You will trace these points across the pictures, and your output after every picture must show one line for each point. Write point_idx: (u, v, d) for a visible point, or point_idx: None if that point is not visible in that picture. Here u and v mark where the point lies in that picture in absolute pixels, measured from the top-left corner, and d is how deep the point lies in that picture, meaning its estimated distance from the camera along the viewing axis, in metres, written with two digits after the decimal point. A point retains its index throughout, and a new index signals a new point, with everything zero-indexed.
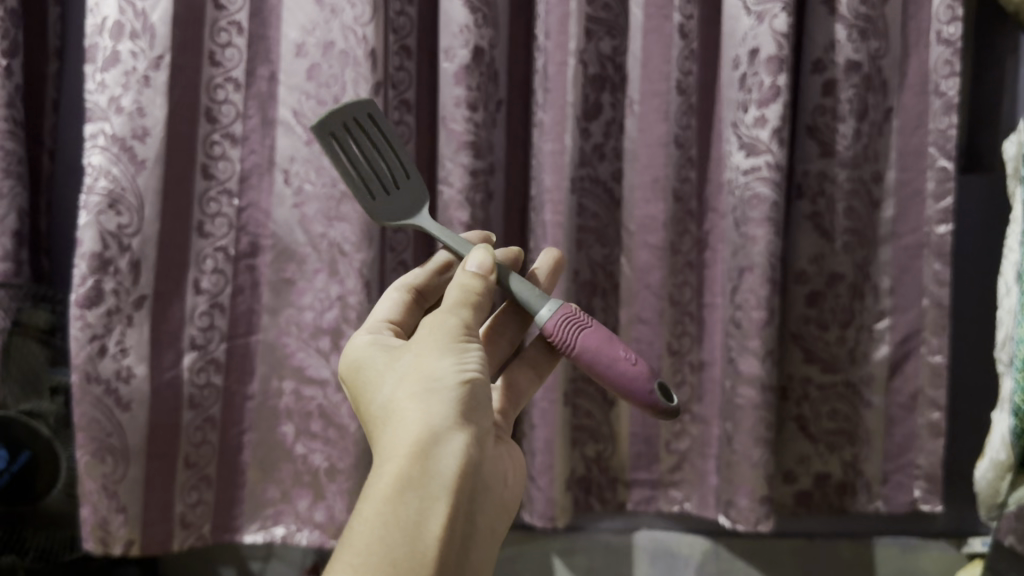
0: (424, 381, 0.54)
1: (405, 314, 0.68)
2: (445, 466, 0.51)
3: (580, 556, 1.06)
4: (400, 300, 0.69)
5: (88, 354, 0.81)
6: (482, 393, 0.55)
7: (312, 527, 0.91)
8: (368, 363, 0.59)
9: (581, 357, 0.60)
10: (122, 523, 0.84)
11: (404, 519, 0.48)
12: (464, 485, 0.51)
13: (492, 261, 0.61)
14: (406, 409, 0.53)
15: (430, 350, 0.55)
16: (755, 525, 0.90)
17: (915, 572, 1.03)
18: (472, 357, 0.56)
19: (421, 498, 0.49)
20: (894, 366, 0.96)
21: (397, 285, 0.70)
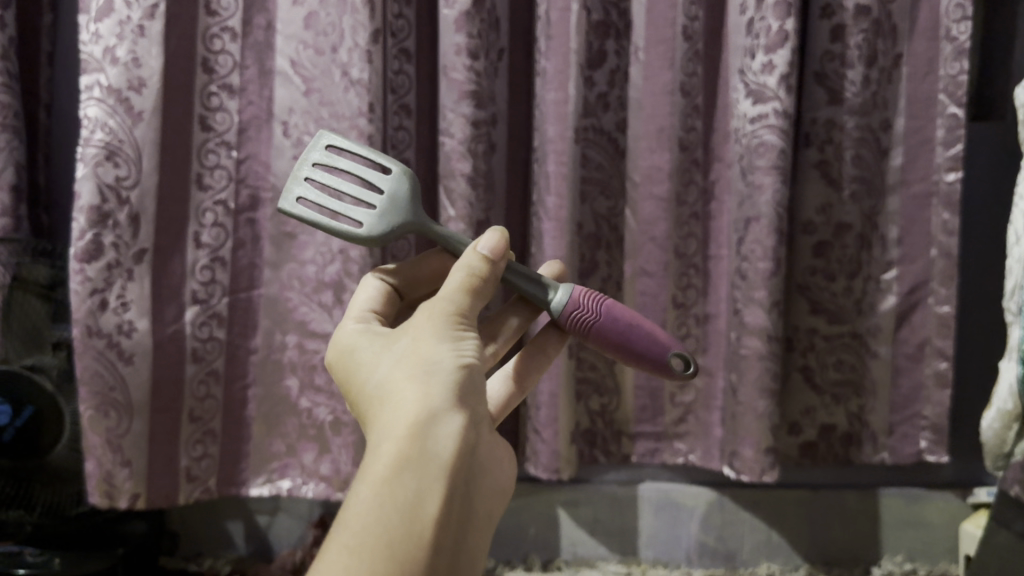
0: (421, 364, 0.50)
1: (384, 304, 0.64)
2: (442, 448, 0.47)
3: (584, 508, 1.06)
4: (382, 291, 0.64)
5: (89, 308, 0.81)
6: (479, 380, 0.52)
7: (318, 479, 0.91)
8: (361, 345, 0.56)
9: (614, 310, 0.60)
10: (128, 477, 0.84)
11: (400, 500, 0.43)
12: (461, 470, 0.47)
13: (502, 240, 0.57)
14: (402, 391, 0.49)
15: (428, 333, 0.52)
16: (761, 475, 0.90)
17: (920, 521, 1.03)
18: (471, 343, 0.53)
19: (419, 479, 0.45)
20: (902, 317, 0.95)
21: (378, 276, 0.65)
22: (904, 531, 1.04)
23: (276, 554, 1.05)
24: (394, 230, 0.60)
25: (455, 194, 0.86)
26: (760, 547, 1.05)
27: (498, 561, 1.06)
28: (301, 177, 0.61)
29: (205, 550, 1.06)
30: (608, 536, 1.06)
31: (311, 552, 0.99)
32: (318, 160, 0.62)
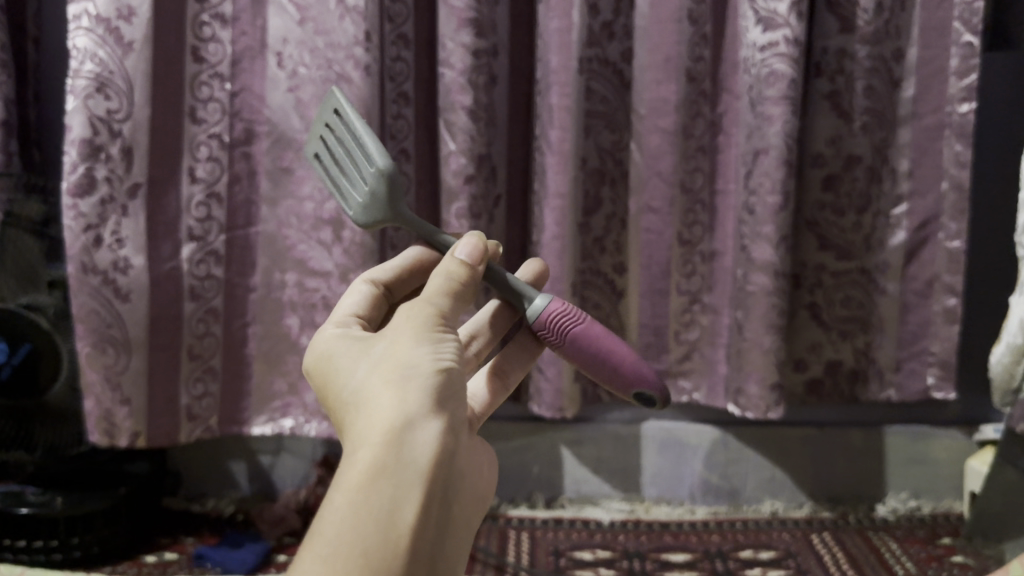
0: (395, 367, 0.45)
1: (371, 309, 0.58)
2: (420, 458, 0.43)
3: (587, 448, 1.06)
4: (369, 294, 0.58)
5: (84, 245, 0.79)
6: (458, 383, 0.47)
7: (320, 418, 0.90)
8: (336, 345, 0.51)
9: (580, 342, 0.53)
10: (127, 415, 0.83)
11: (373, 515, 0.40)
12: (438, 479, 0.43)
13: (482, 247, 0.52)
14: (375, 398, 0.44)
15: (405, 333, 0.47)
16: (765, 412, 0.89)
17: (924, 458, 1.03)
18: (450, 343, 0.47)
19: (393, 490, 0.41)
20: (911, 253, 0.93)
21: (367, 277, 0.59)
22: (909, 468, 1.03)
23: (280, 494, 1.05)
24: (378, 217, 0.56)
25: (456, 126, 0.83)
26: (764, 484, 1.05)
27: (501, 499, 1.07)
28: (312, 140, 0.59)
29: (208, 490, 1.06)
30: (611, 474, 1.06)
31: (315, 491, 0.99)
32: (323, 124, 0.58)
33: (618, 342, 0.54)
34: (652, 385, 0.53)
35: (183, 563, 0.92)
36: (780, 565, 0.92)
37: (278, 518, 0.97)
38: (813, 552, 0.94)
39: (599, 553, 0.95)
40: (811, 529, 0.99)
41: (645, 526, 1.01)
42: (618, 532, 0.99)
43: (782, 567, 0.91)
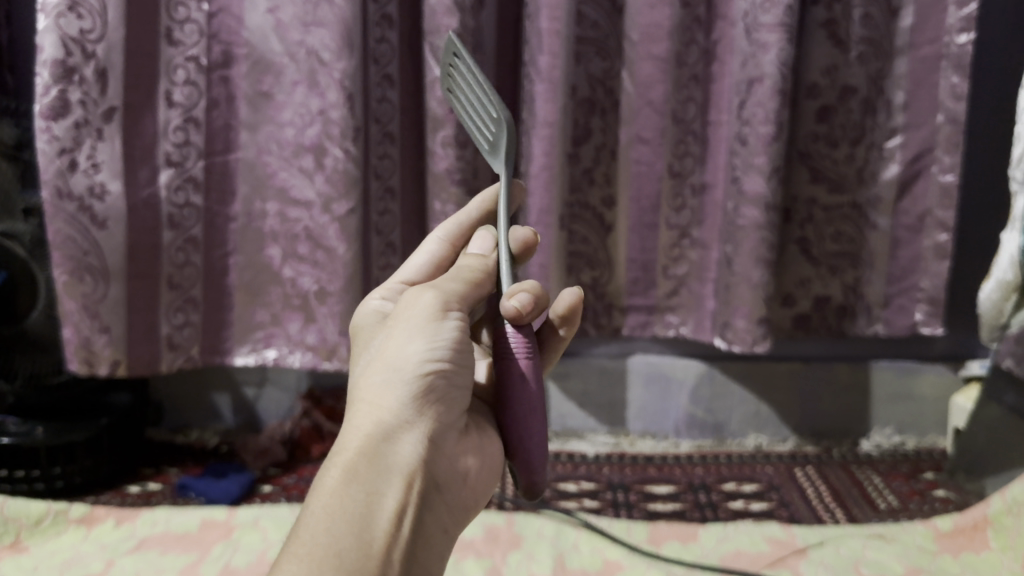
0: (387, 361, 0.47)
1: (438, 265, 0.61)
2: (399, 458, 0.45)
3: (573, 381, 1.06)
4: (436, 252, 0.62)
5: (58, 169, 0.77)
6: (454, 374, 0.48)
7: (304, 350, 0.88)
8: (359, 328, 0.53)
9: None
10: (106, 344, 0.82)
11: (347, 512, 0.43)
12: (416, 475, 0.46)
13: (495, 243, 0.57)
14: (366, 394, 0.47)
15: (403, 327, 0.48)
16: (752, 346, 0.89)
17: (910, 394, 1.03)
18: (450, 331, 0.47)
19: (368, 489, 0.44)
20: (904, 187, 0.91)
21: (438, 236, 0.62)
22: (895, 403, 1.04)
23: (265, 425, 1.05)
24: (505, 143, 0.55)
25: (441, 51, 0.81)
26: (749, 418, 1.05)
27: None
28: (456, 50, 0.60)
29: (191, 422, 1.06)
30: (597, 408, 1.06)
31: (299, 423, 0.98)
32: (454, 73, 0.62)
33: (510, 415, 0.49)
34: None
35: (166, 493, 0.92)
36: (763, 497, 0.92)
37: (263, 449, 0.97)
38: (796, 485, 0.95)
39: (583, 485, 0.95)
40: (795, 463, 1.00)
41: (629, 458, 1.01)
42: (602, 464, 1.00)
43: (764, 500, 0.92)
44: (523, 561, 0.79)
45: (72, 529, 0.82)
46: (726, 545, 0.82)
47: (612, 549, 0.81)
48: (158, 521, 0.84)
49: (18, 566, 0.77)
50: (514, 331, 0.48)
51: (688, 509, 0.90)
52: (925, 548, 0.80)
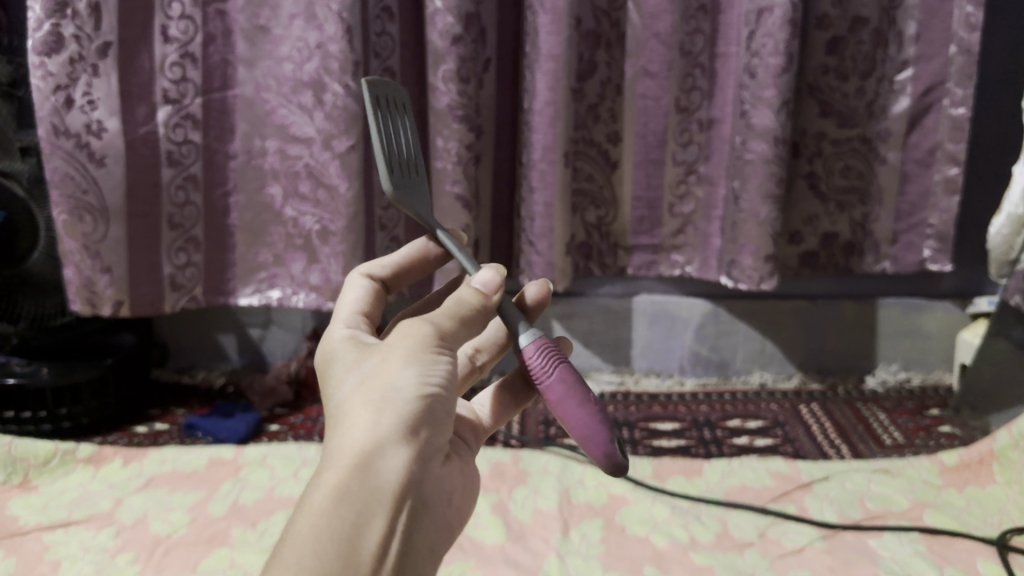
0: (376, 387, 0.40)
1: (374, 303, 0.50)
2: (385, 486, 0.38)
3: (577, 321, 1.05)
4: (371, 291, 0.50)
5: (54, 107, 0.76)
6: (442, 409, 0.42)
7: (308, 290, 0.88)
8: (338, 350, 0.44)
9: (547, 390, 0.44)
10: (109, 284, 0.82)
11: (338, 535, 0.35)
12: (402, 508, 0.39)
13: (502, 276, 0.47)
14: (349, 418, 0.39)
15: (396, 352, 0.41)
16: (759, 284, 0.88)
17: (915, 331, 1.03)
18: (443, 364, 0.42)
19: (355, 518, 0.36)
20: (914, 121, 0.90)
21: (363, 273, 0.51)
22: (900, 340, 1.04)
23: (271, 366, 1.05)
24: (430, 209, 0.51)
25: None
26: (754, 356, 1.05)
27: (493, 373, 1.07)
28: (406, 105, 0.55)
29: (197, 363, 1.06)
30: (602, 347, 1.06)
31: (305, 363, 0.99)
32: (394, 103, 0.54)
33: (570, 408, 0.43)
34: (598, 436, 0.42)
35: (173, 433, 0.92)
36: (768, 434, 0.93)
37: (270, 390, 0.98)
38: (801, 421, 0.95)
39: None
40: (800, 400, 1.00)
41: (634, 397, 1.01)
42: (607, 403, 1.00)
43: (769, 436, 0.92)
44: (529, 498, 0.79)
45: (79, 469, 0.82)
46: (731, 480, 0.83)
47: (618, 484, 0.81)
48: (166, 461, 0.84)
49: (28, 505, 0.77)
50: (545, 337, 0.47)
51: (693, 445, 0.91)
52: (930, 482, 0.81)
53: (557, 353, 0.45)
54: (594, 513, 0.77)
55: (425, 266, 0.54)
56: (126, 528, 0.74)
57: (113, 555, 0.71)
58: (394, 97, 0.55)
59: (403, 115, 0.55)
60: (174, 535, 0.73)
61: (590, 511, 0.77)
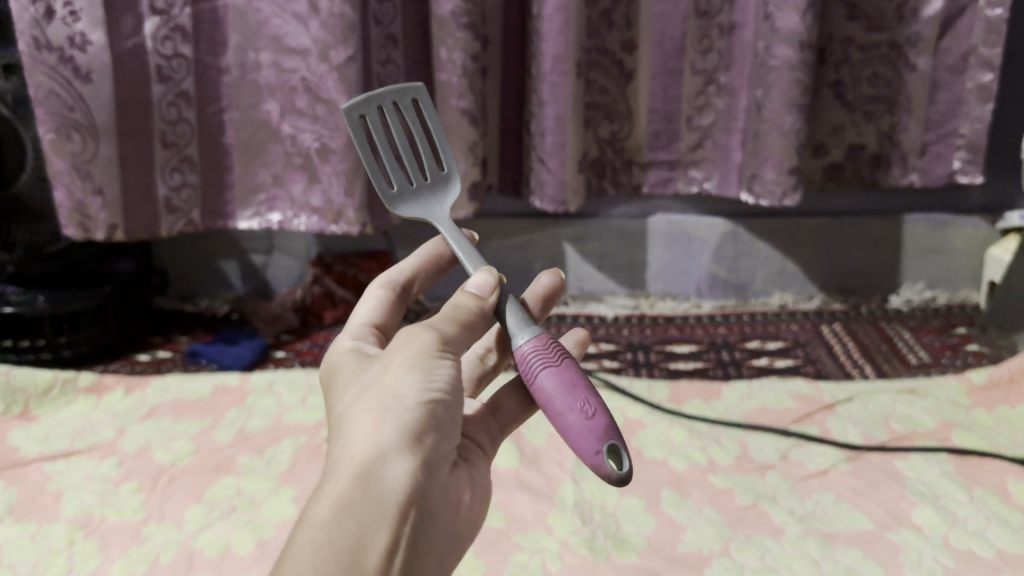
0: (376, 394, 0.37)
1: (389, 314, 0.47)
2: (391, 497, 0.34)
3: (591, 244, 1.01)
4: (386, 300, 0.47)
5: (34, 18, 0.72)
6: (446, 418, 0.38)
7: (309, 213, 0.84)
8: (341, 362, 0.41)
9: (539, 398, 0.40)
10: (102, 207, 0.79)
11: (341, 549, 0.31)
12: (408, 519, 0.35)
13: (497, 280, 0.44)
14: (349, 429, 0.36)
15: (395, 360, 0.38)
16: (781, 199, 0.84)
17: (942, 248, 0.99)
18: (445, 369, 0.39)
19: (359, 531, 0.32)
20: (946, 24, 0.84)
21: (381, 281, 0.48)
22: (926, 257, 1.00)
23: (276, 294, 1.02)
24: (439, 203, 0.51)
25: None
26: (774, 277, 1.02)
27: None
28: (411, 94, 0.51)
29: (200, 291, 1.03)
30: (616, 270, 1.02)
31: (310, 290, 0.96)
32: (391, 104, 0.51)
33: (560, 416, 0.39)
34: (586, 449, 0.37)
35: (177, 361, 0.90)
36: (788, 355, 0.90)
37: (274, 316, 0.96)
38: (823, 342, 0.92)
39: (602, 346, 0.93)
40: (821, 321, 0.96)
41: (650, 321, 0.98)
42: (622, 326, 0.97)
43: (790, 357, 0.89)
44: (543, 422, 0.76)
45: (81, 398, 0.80)
46: (752, 402, 0.80)
47: (634, 408, 0.78)
48: (169, 389, 0.82)
49: (28, 435, 0.75)
50: (539, 335, 0.42)
51: (711, 368, 0.88)
52: (958, 402, 0.78)
53: (552, 353, 0.41)
54: None
55: (443, 266, 0.51)
56: (129, 458, 0.72)
57: (116, 484, 0.69)
58: (392, 96, 0.51)
59: (409, 112, 0.51)
60: (179, 465, 0.71)
61: None
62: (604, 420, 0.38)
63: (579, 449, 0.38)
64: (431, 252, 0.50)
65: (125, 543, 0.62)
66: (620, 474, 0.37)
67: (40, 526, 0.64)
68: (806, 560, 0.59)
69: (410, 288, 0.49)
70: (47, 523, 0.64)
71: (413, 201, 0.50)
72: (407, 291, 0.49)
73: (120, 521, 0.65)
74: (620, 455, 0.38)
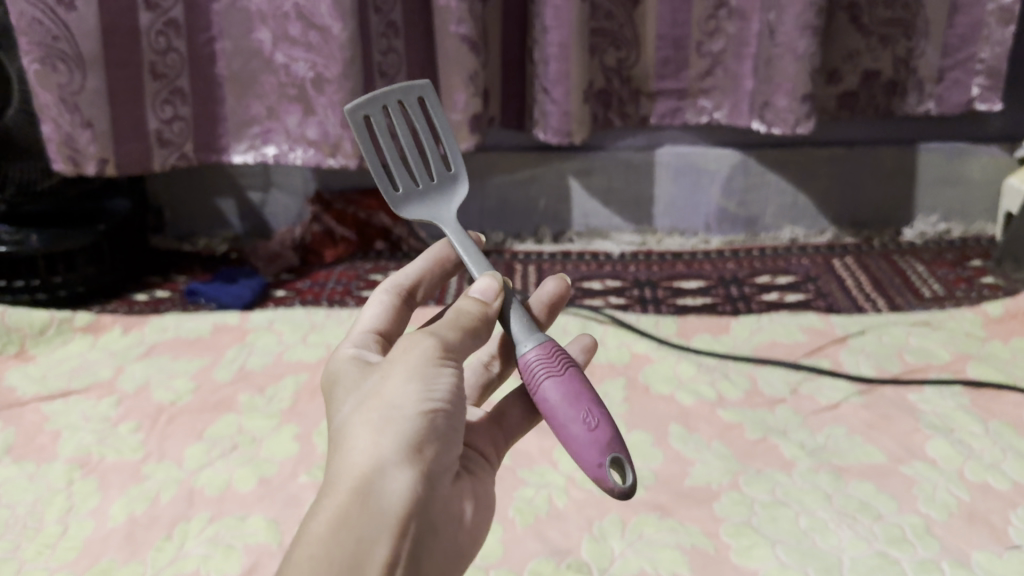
0: (375, 405, 0.35)
1: (394, 322, 0.45)
2: (386, 517, 0.32)
3: (596, 178, 0.99)
4: (391, 306, 0.45)
5: None
6: (448, 428, 0.36)
7: (305, 146, 0.82)
8: (342, 369, 0.39)
9: (542, 408, 0.38)
10: (91, 140, 0.76)
11: None
12: (406, 534, 0.33)
13: (499, 284, 0.40)
14: (347, 441, 0.34)
15: (395, 365, 0.36)
16: (794, 128, 0.81)
17: (958, 178, 0.96)
18: (448, 376, 0.36)
19: (356, 551, 0.31)
20: None
21: (386, 287, 0.46)
22: (941, 187, 0.97)
23: (275, 232, 1.00)
24: (447, 205, 0.48)
25: None
26: (785, 210, 0.99)
27: (507, 235, 1.02)
28: (417, 92, 0.47)
29: (199, 230, 1.02)
30: (622, 205, 1.00)
31: (310, 229, 0.95)
32: (396, 103, 0.47)
33: (563, 428, 0.36)
34: (590, 461, 0.35)
35: (175, 300, 0.88)
36: (799, 289, 0.88)
37: (274, 255, 0.94)
38: (835, 275, 0.90)
39: (608, 283, 0.91)
40: (833, 254, 0.94)
41: (657, 256, 0.96)
42: (628, 263, 0.95)
43: (800, 291, 0.87)
44: None
45: (78, 337, 0.79)
46: (761, 336, 0.78)
47: (640, 343, 0.77)
48: (168, 328, 0.81)
49: (25, 375, 0.74)
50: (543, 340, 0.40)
51: (720, 303, 0.86)
52: (972, 334, 0.76)
53: (556, 360, 0.38)
54: (616, 372, 0.73)
55: (449, 269, 0.49)
56: (128, 397, 0.71)
57: (115, 423, 0.68)
58: (397, 95, 0.47)
59: (415, 113, 0.47)
60: (179, 403, 0.70)
61: (611, 372, 0.73)
62: (608, 430, 0.36)
63: (585, 460, 0.36)
64: (436, 254, 0.48)
65: (124, 481, 0.61)
66: (625, 486, 0.35)
67: (39, 466, 0.63)
68: (818, 493, 0.58)
69: (416, 294, 0.47)
70: (45, 463, 0.63)
71: (420, 204, 0.47)
72: (412, 297, 0.47)
73: (119, 460, 0.64)
74: (624, 468, 0.35)
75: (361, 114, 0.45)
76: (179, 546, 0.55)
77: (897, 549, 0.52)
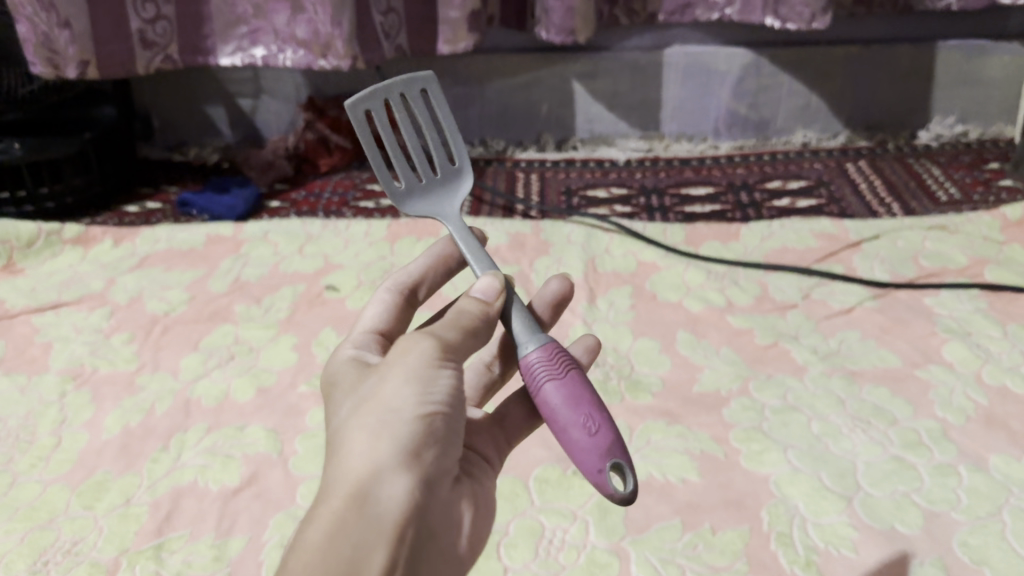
0: (370, 408, 0.31)
1: (396, 320, 0.40)
2: (385, 529, 0.28)
3: (602, 81, 0.95)
4: (393, 304, 0.40)
5: None
6: (450, 435, 0.31)
7: (294, 46, 0.78)
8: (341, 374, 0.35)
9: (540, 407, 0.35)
10: (70, 41, 0.73)
11: None
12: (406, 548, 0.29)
13: (500, 284, 0.36)
14: (341, 448, 0.30)
15: (392, 367, 0.32)
16: (810, 23, 0.77)
17: (977, 78, 0.92)
18: (448, 377, 0.32)
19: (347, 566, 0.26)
20: None
21: (388, 286, 0.41)
22: (960, 88, 0.93)
23: (267, 141, 0.98)
24: (451, 201, 0.44)
25: None
26: (797, 113, 0.96)
27: (508, 143, 0.99)
28: (420, 84, 0.43)
29: (188, 140, 0.98)
30: (628, 110, 0.96)
31: (302, 136, 0.91)
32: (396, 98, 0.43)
33: (562, 431, 0.33)
34: (588, 466, 0.32)
35: (167, 212, 0.86)
36: (812, 195, 0.85)
37: (267, 164, 0.90)
38: (847, 179, 0.87)
39: (614, 191, 0.88)
40: (846, 158, 0.91)
41: (664, 163, 0.93)
42: (634, 170, 0.92)
43: (813, 196, 0.84)
44: (551, 268, 0.73)
45: (67, 250, 0.77)
46: (771, 243, 0.76)
47: (647, 251, 0.75)
48: (160, 239, 0.78)
49: (14, 287, 0.72)
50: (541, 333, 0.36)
51: (729, 210, 0.83)
52: (990, 238, 0.74)
53: (554, 356, 0.35)
54: (622, 281, 0.71)
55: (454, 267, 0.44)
56: (120, 308, 0.69)
57: (107, 335, 0.66)
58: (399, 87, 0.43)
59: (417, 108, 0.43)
60: (172, 314, 0.68)
61: (617, 280, 0.71)
62: (610, 435, 0.33)
63: (589, 464, 0.32)
64: (439, 254, 0.44)
65: (118, 393, 0.60)
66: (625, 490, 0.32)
67: (30, 378, 0.61)
68: (831, 398, 0.56)
69: (419, 294, 0.43)
70: (37, 375, 0.62)
71: (423, 199, 0.43)
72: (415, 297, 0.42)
73: (113, 372, 0.62)
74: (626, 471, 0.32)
75: (363, 108, 0.41)
76: (175, 457, 0.53)
77: (911, 454, 0.51)
